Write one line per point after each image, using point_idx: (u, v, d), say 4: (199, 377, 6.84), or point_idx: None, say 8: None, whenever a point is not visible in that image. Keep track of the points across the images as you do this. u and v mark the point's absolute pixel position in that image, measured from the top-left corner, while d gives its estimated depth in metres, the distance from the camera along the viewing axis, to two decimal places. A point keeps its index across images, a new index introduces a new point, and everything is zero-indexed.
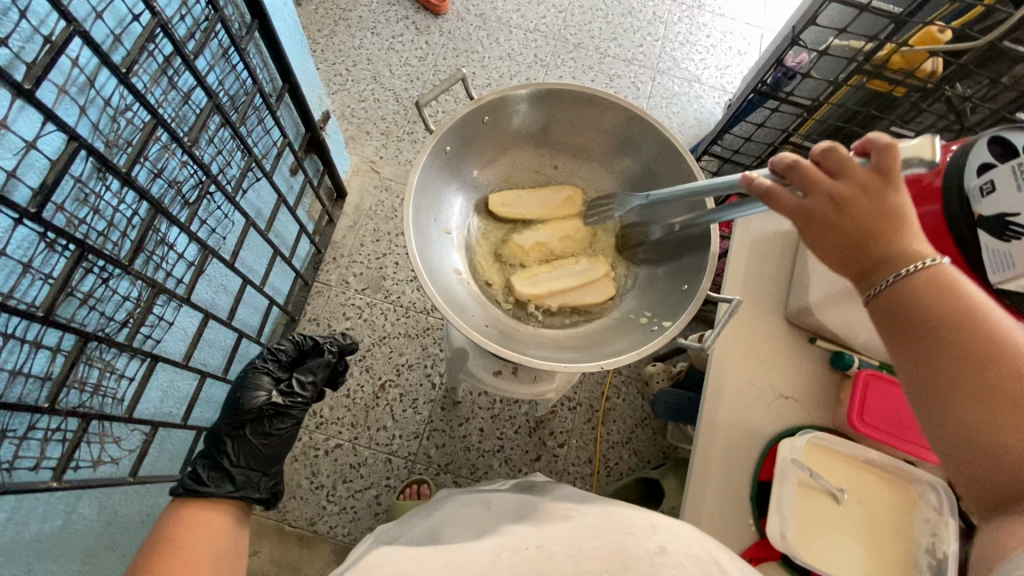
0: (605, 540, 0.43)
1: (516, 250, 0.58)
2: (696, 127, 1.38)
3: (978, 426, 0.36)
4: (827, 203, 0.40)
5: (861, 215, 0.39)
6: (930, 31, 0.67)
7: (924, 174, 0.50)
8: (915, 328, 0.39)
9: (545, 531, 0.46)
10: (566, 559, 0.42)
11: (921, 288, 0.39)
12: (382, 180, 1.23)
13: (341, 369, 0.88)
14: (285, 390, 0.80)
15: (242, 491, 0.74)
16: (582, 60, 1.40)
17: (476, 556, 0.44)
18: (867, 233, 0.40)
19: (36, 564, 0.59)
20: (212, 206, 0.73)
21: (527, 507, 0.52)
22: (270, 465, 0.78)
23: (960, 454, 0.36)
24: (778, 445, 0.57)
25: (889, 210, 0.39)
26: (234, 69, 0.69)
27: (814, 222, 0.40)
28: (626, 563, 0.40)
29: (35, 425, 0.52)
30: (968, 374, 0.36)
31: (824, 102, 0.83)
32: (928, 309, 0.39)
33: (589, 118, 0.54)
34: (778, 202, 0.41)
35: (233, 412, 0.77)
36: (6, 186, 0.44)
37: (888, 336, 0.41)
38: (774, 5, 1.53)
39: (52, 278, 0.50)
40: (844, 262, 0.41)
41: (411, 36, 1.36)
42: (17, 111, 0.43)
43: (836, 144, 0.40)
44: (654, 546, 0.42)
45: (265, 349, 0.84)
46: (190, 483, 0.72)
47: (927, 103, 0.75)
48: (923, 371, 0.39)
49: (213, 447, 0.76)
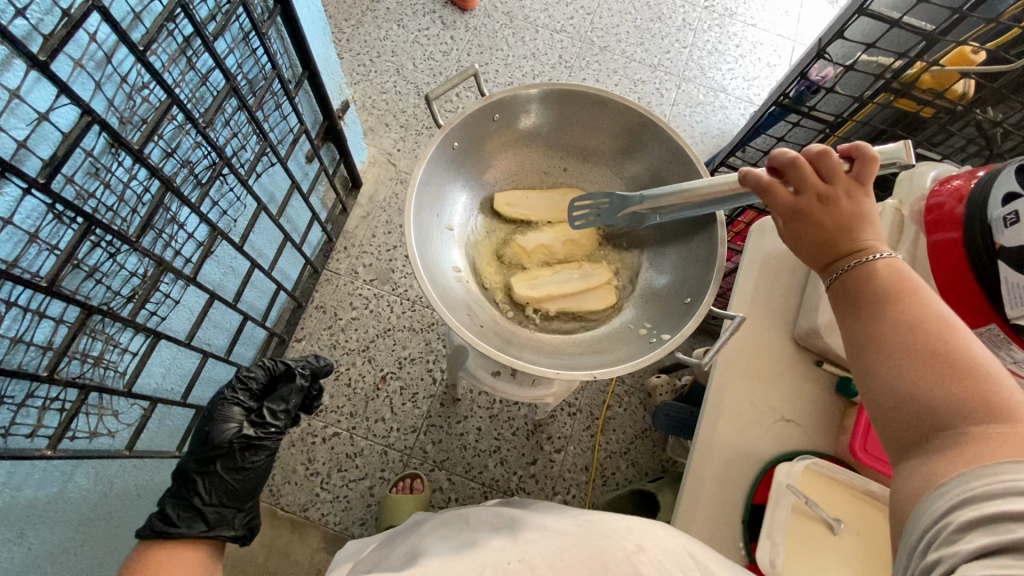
0: (586, 545, 0.45)
1: (519, 252, 0.58)
2: (718, 137, 1.35)
3: (913, 383, 0.35)
4: (814, 202, 0.42)
5: (842, 215, 0.41)
6: (963, 51, 0.65)
7: (947, 201, 0.48)
8: (865, 308, 0.40)
9: (525, 544, 0.46)
10: (547, 568, 0.43)
11: (876, 272, 0.40)
12: (398, 173, 1.23)
13: (314, 393, 0.88)
14: (256, 422, 0.80)
15: (215, 531, 0.76)
16: (607, 64, 1.38)
17: (457, 569, 0.44)
18: (842, 230, 0.42)
19: (29, 529, 0.59)
20: (225, 188, 0.73)
21: (503, 519, 0.52)
22: (243, 501, 0.80)
23: (895, 413, 0.36)
24: (774, 468, 0.55)
25: (865, 213, 0.42)
26: (253, 53, 0.70)
27: (801, 219, 0.43)
28: (604, 564, 0.43)
29: (34, 393, 0.53)
30: (908, 338, 0.37)
31: (849, 119, 0.80)
32: (878, 286, 0.40)
33: (601, 121, 0.53)
34: (773, 199, 0.43)
35: (204, 449, 0.78)
36: (17, 156, 0.44)
37: (844, 321, 0.42)
38: (808, 16, 1.50)
39: (58, 249, 0.51)
40: (816, 253, 0.43)
41: (437, 30, 1.36)
42: (32, 82, 0.44)
43: (830, 149, 0.41)
44: (631, 545, 0.44)
45: (236, 376, 0.83)
46: (159, 523, 0.73)
47: (957, 126, 0.73)
48: (868, 343, 0.39)
49: (183, 487, 0.77)
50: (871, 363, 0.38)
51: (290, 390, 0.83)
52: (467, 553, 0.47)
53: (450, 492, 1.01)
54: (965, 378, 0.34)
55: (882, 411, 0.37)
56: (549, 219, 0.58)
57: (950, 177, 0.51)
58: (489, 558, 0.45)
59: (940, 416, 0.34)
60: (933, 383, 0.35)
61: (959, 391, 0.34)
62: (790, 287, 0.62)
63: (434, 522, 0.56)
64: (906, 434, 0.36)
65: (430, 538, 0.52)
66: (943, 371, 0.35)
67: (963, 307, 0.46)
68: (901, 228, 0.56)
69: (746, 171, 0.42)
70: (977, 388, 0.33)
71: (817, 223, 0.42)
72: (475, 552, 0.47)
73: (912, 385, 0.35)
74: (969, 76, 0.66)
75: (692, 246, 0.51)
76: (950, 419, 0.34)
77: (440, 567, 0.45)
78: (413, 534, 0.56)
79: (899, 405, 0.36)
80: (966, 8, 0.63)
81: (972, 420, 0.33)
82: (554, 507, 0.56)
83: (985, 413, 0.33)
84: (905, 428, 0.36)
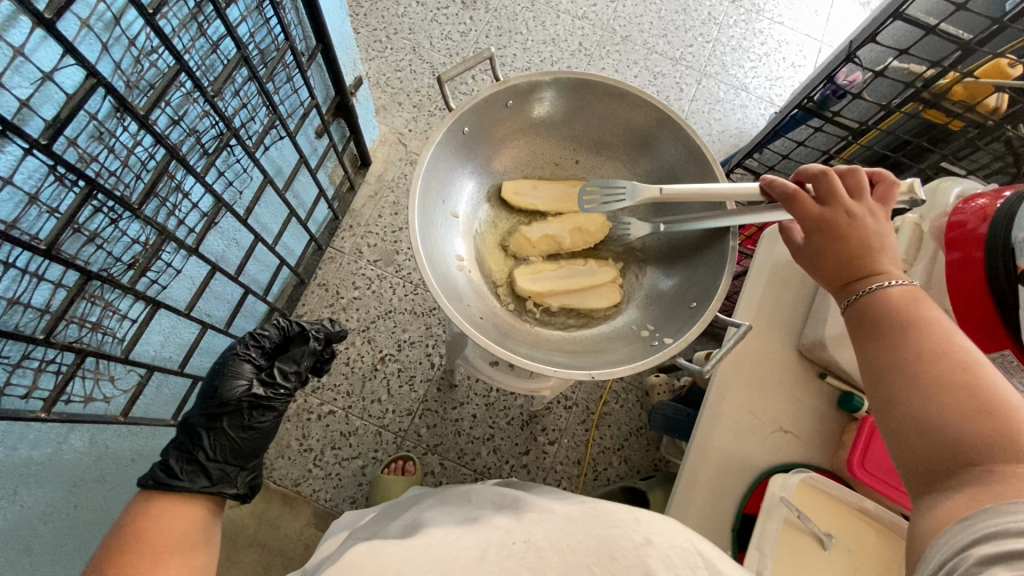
0: (591, 533, 0.41)
1: (523, 243, 0.56)
2: (736, 137, 1.33)
3: (939, 417, 0.35)
4: (842, 215, 0.42)
5: (867, 231, 0.42)
6: (999, 64, 0.63)
7: (969, 219, 0.46)
8: (884, 335, 0.40)
9: (529, 526, 0.44)
10: (554, 553, 0.40)
11: (893, 300, 0.40)
12: (408, 154, 1.22)
13: (326, 356, 0.87)
14: (267, 381, 0.80)
15: (217, 487, 0.76)
16: (627, 54, 1.35)
17: (463, 544, 0.42)
18: (867, 248, 0.42)
19: (21, 488, 0.60)
20: (232, 159, 0.72)
21: (507, 499, 0.51)
22: (247, 459, 0.80)
23: (920, 444, 0.36)
24: (769, 479, 0.55)
25: (885, 235, 0.42)
26: (267, 23, 0.68)
27: (828, 231, 0.42)
28: (612, 554, 0.39)
29: (30, 354, 0.53)
30: (932, 371, 0.36)
31: (873, 128, 0.78)
32: (898, 315, 0.40)
33: (618, 113, 0.52)
34: (799, 208, 0.42)
35: (211, 404, 0.77)
36: (20, 115, 0.43)
37: (861, 349, 0.42)
38: (837, 17, 1.46)
39: (59, 212, 0.50)
40: (835, 274, 0.43)
41: (456, 10, 1.33)
42: (37, 40, 0.43)
43: (858, 166, 0.43)
44: (640, 537, 0.40)
45: (249, 333, 0.83)
46: (161, 475, 0.72)
47: (984, 141, 0.69)
48: (889, 372, 0.39)
49: (188, 440, 0.77)
50: (892, 393, 0.38)
51: (302, 351, 0.82)
52: (470, 529, 0.45)
53: (442, 476, 1.02)
54: (992, 415, 0.33)
55: (899, 441, 0.37)
56: (556, 211, 0.57)
57: (973, 195, 0.49)
58: (493, 537, 0.43)
59: (963, 451, 0.34)
60: (960, 416, 0.34)
61: (985, 427, 0.33)
62: (799, 297, 0.61)
63: (433, 498, 0.55)
64: (923, 465, 0.36)
65: (431, 511, 0.51)
66: (969, 405, 0.34)
67: (976, 329, 0.45)
68: (919, 245, 0.55)
69: (771, 182, 0.43)
70: (1004, 424, 0.33)
71: (845, 238, 0.42)
72: (478, 528, 0.45)
73: (936, 419, 0.35)
74: (1003, 90, 0.64)
75: (703, 247, 0.49)
76: (971, 453, 0.33)
77: (445, 539, 0.43)
78: (420, 504, 0.56)
79: (924, 437, 0.35)
80: (1006, 19, 0.60)
81: (1001, 458, 0.32)
82: (553, 491, 0.56)
83: (1012, 449, 0.32)
84: (923, 460, 0.36)
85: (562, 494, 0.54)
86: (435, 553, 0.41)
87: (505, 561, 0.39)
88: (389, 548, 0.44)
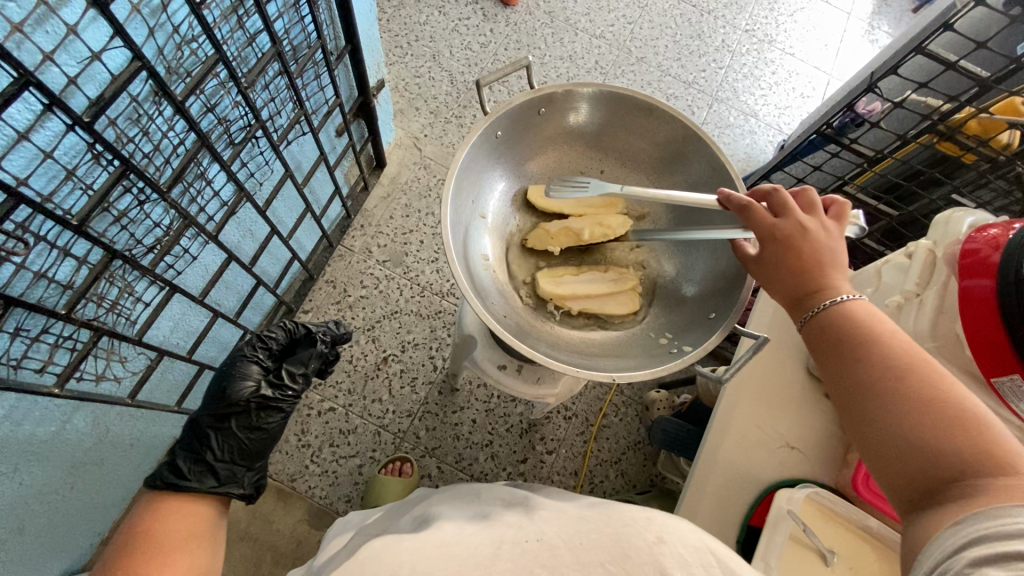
0: (605, 534, 0.42)
1: (542, 234, 0.56)
2: (745, 162, 1.35)
3: (914, 433, 0.36)
4: (796, 227, 0.44)
5: (819, 242, 0.44)
6: (1012, 101, 0.65)
7: (982, 247, 0.48)
8: (847, 352, 0.41)
9: (543, 525, 0.44)
10: (567, 551, 0.40)
11: (845, 315, 0.42)
12: (422, 158, 1.23)
13: (334, 358, 0.86)
14: (274, 382, 0.80)
15: (225, 487, 0.76)
16: (642, 75, 1.38)
17: (476, 540, 0.43)
18: (819, 260, 0.44)
19: (21, 465, 0.60)
20: (255, 151, 0.73)
21: (517, 498, 0.51)
22: (255, 459, 0.80)
23: (899, 462, 0.37)
24: (776, 492, 0.56)
25: (836, 250, 0.45)
26: (301, 21, 0.70)
27: (782, 241, 0.44)
28: (627, 553, 0.39)
29: (48, 329, 0.53)
30: (899, 387, 0.38)
31: (889, 156, 0.81)
32: (855, 330, 0.41)
33: (646, 128, 0.53)
34: (754, 217, 0.45)
35: (220, 402, 0.77)
36: (65, 92, 0.44)
37: (823, 366, 0.43)
38: (846, 52, 1.50)
39: (92, 190, 0.51)
40: (791, 288, 0.45)
41: (477, 21, 1.36)
42: (89, 20, 0.44)
43: (809, 187, 0.47)
44: (654, 537, 0.40)
45: (256, 335, 0.83)
46: (170, 475, 0.73)
47: (994, 176, 0.72)
48: (859, 391, 0.40)
49: (196, 440, 0.76)
50: (866, 410, 0.39)
51: (309, 354, 0.82)
52: (484, 525, 0.45)
53: (439, 479, 1.02)
54: (963, 426, 0.35)
55: (877, 457, 0.38)
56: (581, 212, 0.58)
57: (986, 225, 0.51)
58: (507, 534, 0.43)
59: (943, 464, 0.35)
60: (936, 432, 0.35)
61: (958, 440, 0.35)
62: None
63: (442, 495, 0.56)
64: (904, 480, 0.36)
65: (441, 507, 0.52)
66: (944, 419, 0.36)
67: (985, 352, 0.46)
68: (932, 271, 0.56)
69: (726, 196, 0.46)
70: (974, 434, 0.35)
71: (799, 248, 0.44)
72: (491, 525, 0.45)
73: (914, 435, 0.36)
74: (1016, 127, 0.66)
75: (721, 261, 0.51)
76: (951, 465, 0.34)
77: (458, 533, 0.44)
78: (428, 501, 0.56)
79: (904, 454, 0.36)
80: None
81: (981, 472, 0.34)
82: (561, 494, 0.56)
83: (991, 459, 0.34)
84: (903, 475, 0.36)
85: (570, 497, 0.54)
86: (448, 547, 0.42)
87: (519, 559, 0.40)
88: (401, 539, 0.44)
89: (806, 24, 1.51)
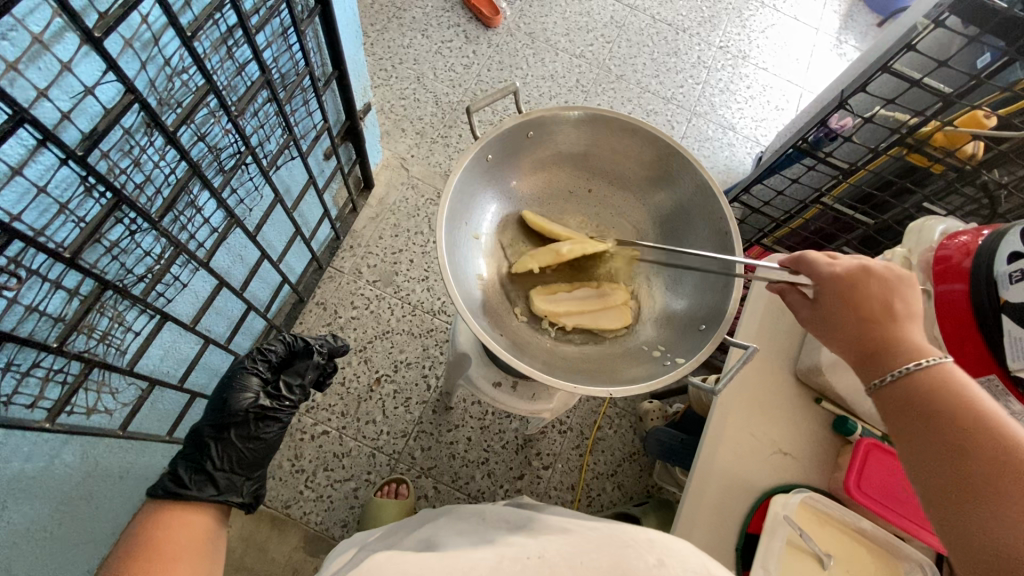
0: (603, 550, 0.42)
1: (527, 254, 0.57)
2: (725, 173, 1.39)
3: (998, 524, 0.35)
4: (856, 273, 0.46)
5: (884, 287, 0.46)
6: (975, 115, 0.70)
7: (954, 254, 0.50)
8: (937, 421, 0.40)
9: (543, 544, 0.45)
10: (566, 568, 0.41)
11: (938, 383, 0.41)
12: (410, 178, 1.24)
13: (329, 370, 0.86)
14: (273, 393, 0.80)
15: (225, 496, 0.75)
16: (622, 92, 1.42)
17: (476, 559, 0.43)
18: (890, 309, 0.45)
19: (11, 503, 0.58)
20: (245, 177, 0.74)
21: (520, 520, 0.51)
22: (253, 469, 0.79)
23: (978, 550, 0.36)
24: (771, 499, 0.57)
25: (905, 294, 0.46)
26: (289, 49, 0.71)
27: (847, 285, 0.46)
28: (622, 570, 0.40)
29: (39, 363, 0.52)
30: (988, 468, 0.37)
31: (862, 168, 0.84)
32: (944, 398, 0.40)
33: (630, 148, 0.55)
34: (811, 265, 0.49)
35: (220, 414, 0.76)
36: (58, 127, 0.45)
37: (905, 426, 0.42)
38: (817, 65, 1.55)
39: (84, 222, 0.51)
40: (869, 342, 0.45)
41: (460, 43, 1.39)
42: (81, 56, 0.45)
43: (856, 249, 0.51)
44: (652, 559, 0.41)
45: (257, 347, 0.82)
46: (172, 485, 0.72)
47: (961, 184, 0.76)
48: (939, 466, 0.39)
49: (196, 450, 0.76)
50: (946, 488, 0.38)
51: (306, 365, 0.83)
52: (484, 544, 0.46)
53: (436, 499, 1.01)
54: None
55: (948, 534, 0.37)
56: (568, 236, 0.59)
57: (956, 232, 0.53)
58: (507, 551, 0.44)
59: (1008, 550, 0.34)
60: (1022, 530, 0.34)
61: None
62: (794, 326, 0.64)
63: (444, 518, 0.56)
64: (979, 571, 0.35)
65: (443, 530, 0.52)
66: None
67: (962, 355, 0.48)
68: None
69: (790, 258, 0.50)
70: None
71: (864, 292, 0.46)
72: (494, 545, 0.45)
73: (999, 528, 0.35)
74: (979, 138, 0.71)
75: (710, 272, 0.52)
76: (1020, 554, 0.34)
77: (458, 553, 0.44)
78: (429, 523, 0.56)
79: (983, 545, 0.35)
80: (982, 75, 0.66)
81: None
82: (560, 510, 0.57)
83: None
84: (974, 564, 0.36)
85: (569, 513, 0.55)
86: (450, 567, 0.42)
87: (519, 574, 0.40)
88: (404, 558, 0.44)
89: (777, 40, 1.57)
